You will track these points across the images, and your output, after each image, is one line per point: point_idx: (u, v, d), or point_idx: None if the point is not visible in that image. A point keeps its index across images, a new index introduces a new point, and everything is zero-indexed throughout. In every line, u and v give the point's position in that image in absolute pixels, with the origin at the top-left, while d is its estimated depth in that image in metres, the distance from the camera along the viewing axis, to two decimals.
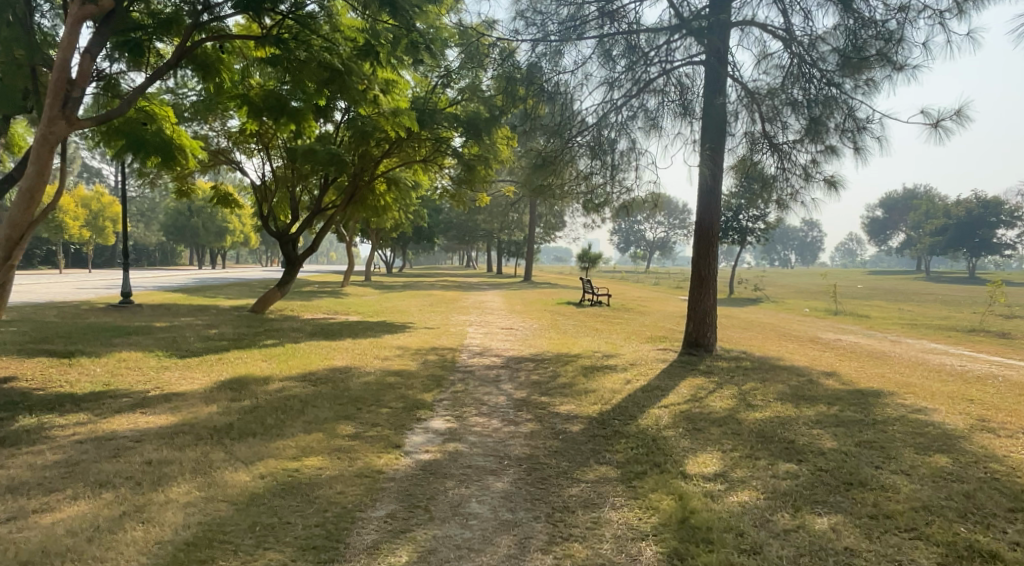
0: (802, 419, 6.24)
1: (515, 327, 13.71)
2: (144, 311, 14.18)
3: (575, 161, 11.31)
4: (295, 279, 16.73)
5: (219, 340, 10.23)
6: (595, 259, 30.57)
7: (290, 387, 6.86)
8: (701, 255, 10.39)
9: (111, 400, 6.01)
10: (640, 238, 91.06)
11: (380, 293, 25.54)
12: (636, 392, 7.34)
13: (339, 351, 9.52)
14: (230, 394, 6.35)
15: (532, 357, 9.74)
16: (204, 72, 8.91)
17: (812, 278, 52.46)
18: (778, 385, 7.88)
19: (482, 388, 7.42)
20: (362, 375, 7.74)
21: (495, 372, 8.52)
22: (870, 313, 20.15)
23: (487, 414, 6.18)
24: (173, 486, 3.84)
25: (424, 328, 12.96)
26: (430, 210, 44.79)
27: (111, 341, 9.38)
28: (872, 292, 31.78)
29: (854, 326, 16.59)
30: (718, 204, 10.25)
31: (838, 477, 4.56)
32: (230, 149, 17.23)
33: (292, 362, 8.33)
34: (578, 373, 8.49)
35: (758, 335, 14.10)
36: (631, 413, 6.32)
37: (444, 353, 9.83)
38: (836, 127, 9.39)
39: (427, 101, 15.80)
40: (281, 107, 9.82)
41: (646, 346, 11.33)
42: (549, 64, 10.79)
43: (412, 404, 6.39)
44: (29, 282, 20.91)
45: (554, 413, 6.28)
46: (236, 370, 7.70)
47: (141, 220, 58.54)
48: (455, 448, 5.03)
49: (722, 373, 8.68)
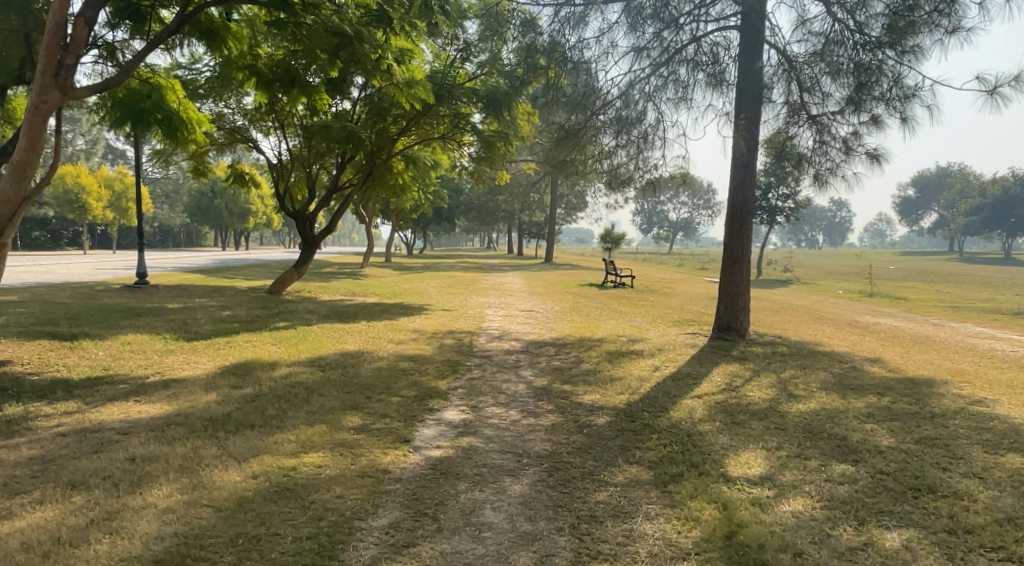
0: (852, 412, 5.67)
1: (536, 310, 13.24)
2: (159, 292, 13.96)
3: (600, 136, 10.72)
4: (313, 260, 16.40)
5: (229, 322, 9.93)
6: (618, 239, 29.87)
7: (297, 372, 6.47)
8: (734, 233, 9.80)
9: (106, 388, 5.68)
10: (664, 219, 89.72)
11: (399, 274, 25.21)
12: (665, 380, 6.82)
13: (351, 334, 9.14)
14: (232, 380, 5.99)
15: (554, 341, 9.25)
16: (209, 41, 8.42)
17: (842, 259, 51.05)
18: (819, 375, 7.31)
19: (500, 375, 6.96)
20: (374, 360, 7.34)
21: (515, 357, 8.07)
22: (908, 295, 19.27)
23: (505, 404, 5.73)
24: (153, 488, 3.45)
25: (441, 311, 12.55)
26: (451, 190, 44.29)
27: (118, 323, 9.11)
28: (907, 273, 30.61)
29: (892, 309, 15.78)
30: (752, 180, 9.63)
31: (903, 482, 4.03)
32: (246, 126, 16.85)
33: (302, 346, 7.96)
34: (603, 359, 8.00)
35: (792, 319, 13.42)
36: (661, 403, 5.83)
37: (461, 337, 9.40)
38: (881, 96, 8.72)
39: (446, 75, 15.20)
40: (291, 78, 9.27)
41: (674, 330, 10.78)
42: (572, 31, 10.20)
43: (426, 393, 5.96)
44: (50, 263, 20.98)
45: (578, 404, 5.80)
46: (243, 354, 7.36)
47: (165, 201, 59.02)
48: (470, 443, 4.58)
49: (757, 360, 8.11)
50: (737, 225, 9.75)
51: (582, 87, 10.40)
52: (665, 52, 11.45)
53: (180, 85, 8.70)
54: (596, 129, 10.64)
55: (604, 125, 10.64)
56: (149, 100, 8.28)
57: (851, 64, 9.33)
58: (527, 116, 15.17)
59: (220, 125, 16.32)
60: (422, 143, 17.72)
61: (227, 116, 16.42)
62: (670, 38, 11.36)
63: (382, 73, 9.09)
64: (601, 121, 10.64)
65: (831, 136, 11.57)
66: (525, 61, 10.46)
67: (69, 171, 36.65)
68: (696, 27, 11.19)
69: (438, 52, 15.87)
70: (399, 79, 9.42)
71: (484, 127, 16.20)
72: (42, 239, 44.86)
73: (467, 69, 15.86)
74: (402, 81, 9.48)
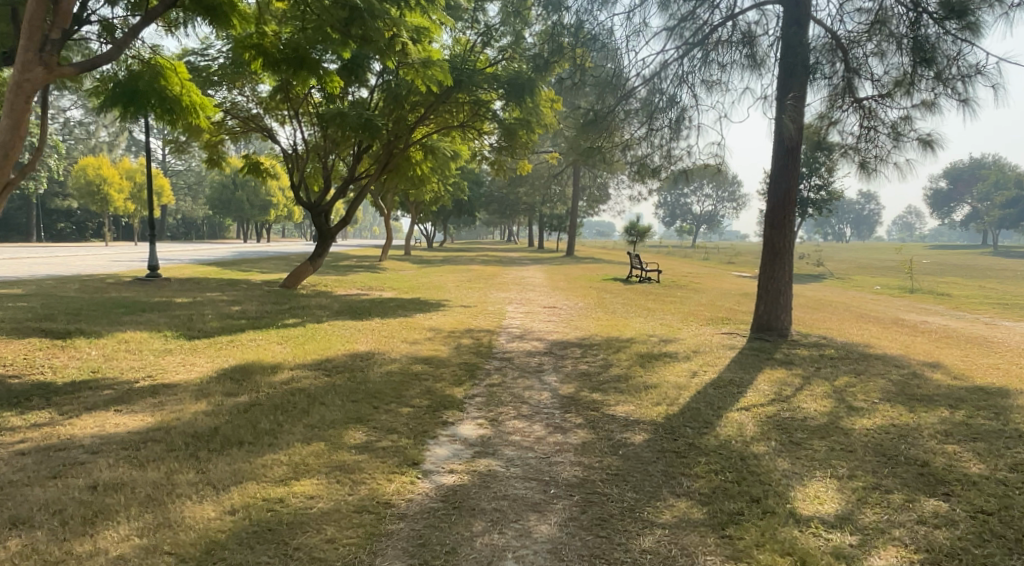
0: (926, 430, 4.94)
1: (559, 306, 12.58)
2: (170, 285, 13.56)
3: (629, 121, 10.04)
4: (329, 253, 15.91)
5: (236, 319, 9.42)
6: (643, 232, 29.02)
7: (300, 377, 5.90)
8: (774, 225, 9.09)
9: (89, 394, 5.19)
10: (688, 212, 88.23)
11: (418, 268, 24.69)
12: (707, 389, 6.13)
13: (363, 333, 8.56)
14: (226, 386, 5.44)
15: (580, 342, 8.59)
16: (212, 19, 7.84)
17: (875, 253, 49.42)
18: (877, 383, 6.56)
19: (523, 381, 6.32)
20: (385, 363, 6.76)
21: (538, 359, 7.44)
22: (951, 291, 18.22)
23: (528, 417, 5.10)
24: (109, 528, 3.00)
25: (460, 307, 11.96)
26: (471, 182, 43.58)
27: (120, 320, 8.65)
28: (945, 268, 29.29)
29: (937, 307, 14.82)
30: (796, 168, 8.90)
31: (1012, 524, 3.34)
32: (262, 114, 16.39)
33: (309, 347, 7.40)
34: (634, 363, 7.31)
35: (833, 317, 12.58)
36: (705, 417, 5.15)
37: (480, 336, 8.78)
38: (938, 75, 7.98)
39: (466, 59, 14.55)
40: (301, 61, 8.78)
41: (709, 329, 10.05)
42: (599, 10, 9.47)
43: (441, 403, 5.34)
44: (65, 254, 20.81)
45: (610, 417, 5.14)
46: (244, 355, 6.81)
47: (187, 193, 59.22)
48: (488, 467, 3.95)
49: (804, 364, 7.37)
50: (778, 216, 9.04)
51: (611, 70, 9.71)
52: (697, 34, 10.73)
53: (185, 69, 8.10)
54: (625, 114, 9.98)
55: (634, 110, 9.99)
56: (144, 81, 7.70)
57: (904, 42, 8.56)
58: (551, 102, 14.46)
59: (235, 114, 15.85)
60: (441, 132, 17.12)
61: (241, 104, 15.95)
62: (703, 18, 10.63)
63: (398, 53, 8.47)
64: (631, 105, 9.98)
65: (877, 122, 10.76)
66: (549, 44, 9.79)
67: (92, 162, 36.79)
68: (731, 5, 10.44)
69: (457, 36, 15.23)
70: (415, 60, 8.78)
71: (506, 115, 15.52)
72: (68, 231, 45.42)
73: (487, 54, 15.21)
74: (419, 61, 8.83)
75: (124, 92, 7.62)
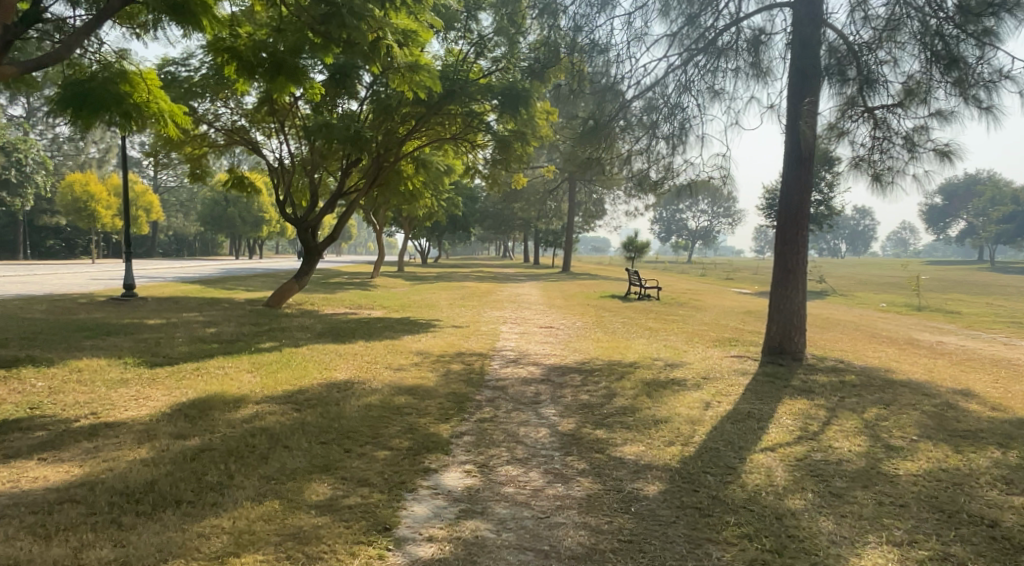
0: (983, 477, 4.31)
1: (556, 326, 11.93)
2: (147, 305, 12.85)
3: (629, 132, 9.49)
4: (315, 270, 15.26)
5: (208, 343, 8.71)
6: (641, 248, 28.46)
7: (265, 413, 5.21)
8: (787, 240, 8.50)
9: (16, 436, 4.50)
10: (683, 227, 87.99)
11: (411, 284, 24.07)
12: (725, 425, 5.45)
13: (343, 358, 7.87)
14: (177, 426, 4.75)
15: (579, 367, 7.91)
16: (178, 17, 7.21)
17: (872, 268, 48.99)
18: (910, 416, 5.92)
19: (518, 416, 5.62)
20: (364, 394, 6.08)
21: (535, 388, 6.77)
22: (960, 309, 17.65)
23: (525, 460, 4.43)
24: None
25: (451, 328, 11.29)
26: (466, 197, 43.04)
27: (78, 345, 7.94)
28: (948, 285, 28.79)
29: (949, 325, 14.22)
30: (808, 180, 8.37)
31: None
32: (247, 127, 15.80)
33: (281, 375, 6.70)
34: (640, 392, 6.63)
35: (844, 337, 11.96)
36: (726, 461, 4.50)
37: (472, 361, 8.10)
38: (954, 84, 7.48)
39: (458, 69, 14.00)
40: (279, 64, 7.92)
41: (717, 351, 9.40)
42: (598, 13, 8.93)
43: (424, 445, 4.66)
44: (44, 272, 20.09)
45: (618, 461, 4.45)
46: (206, 386, 6.10)
47: (178, 210, 58.55)
48: (476, 532, 3.28)
49: (826, 394, 6.73)
50: (791, 230, 8.45)
51: (609, 76, 9.17)
52: (700, 40, 10.20)
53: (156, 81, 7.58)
54: (626, 123, 9.41)
55: (635, 119, 9.44)
56: (97, 82, 7.03)
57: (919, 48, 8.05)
58: (547, 113, 13.92)
59: (218, 126, 15.28)
60: (433, 145, 16.55)
61: (224, 115, 15.38)
62: (707, 24, 10.10)
63: (382, 56, 7.84)
64: (631, 114, 9.43)
65: (890, 133, 10.20)
66: (544, 52, 9.25)
67: (79, 178, 36.18)
68: (736, 10, 9.92)
69: (449, 46, 14.70)
70: (401, 63, 8.11)
71: (500, 127, 14.95)
72: (57, 248, 44.74)
73: (481, 64, 14.69)
74: (405, 65, 8.20)
75: (76, 93, 6.92)
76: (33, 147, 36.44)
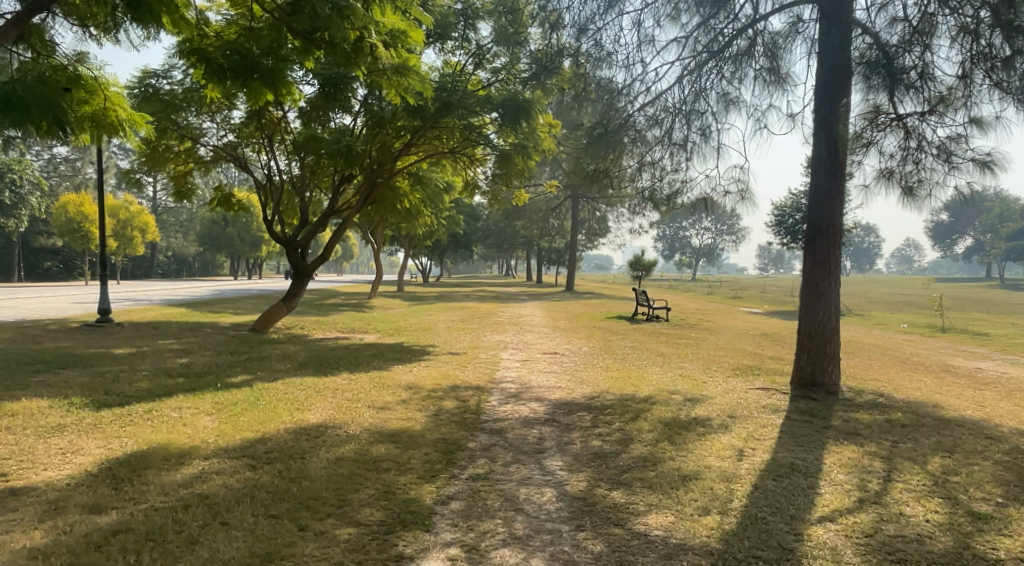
0: None
1: (561, 353, 11.01)
2: (122, 332, 12.00)
3: (637, 144, 8.67)
4: (304, 293, 14.41)
5: (173, 377, 7.80)
6: (649, 266, 27.54)
7: (211, 473, 4.32)
8: (816, 261, 7.67)
9: None
10: (687, 245, 87.30)
11: (410, 305, 23.14)
12: (767, 483, 4.52)
13: (321, 395, 6.94)
14: (96, 494, 3.88)
15: (588, 404, 6.99)
16: (137, 16, 6.39)
17: (882, 287, 47.96)
18: (986, 468, 4.98)
19: (517, 471, 4.70)
20: (337, 443, 5.16)
21: (538, 432, 5.84)
22: (988, 330, 16.70)
23: (527, 540, 3.54)
24: None
25: (446, 355, 10.37)
26: (467, 215, 42.30)
27: (23, 382, 7.03)
28: (969, 304, 27.76)
29: (981, 349, 13.27)
30: (838, 193, 7.56)
31: None
32: (236, 144, 15.09)
33: (244, 419, 5.78)
34: (660, 437, 5.69)
35: (873, 364, 11.01)
36: (780, 541, 3.60)
37: (467, 397, 7.19)
38: (1000, 87, 6.58)
39: (457, 79, 13.18)
40: (251, 68, 7.20)
41: (739, 383, 8.46)
42: (603, 15, 8.16)
43: (399, 518, 3.74)
44: (26, 296, 19.24)
45: (644, 542, 3.55)
46: (151, 435, 5.20)
47: (177, 231, 57.93)
48: None
49: (877, 438, 5.80)
50: (822, 249, 7.62)
51: (615, 83, 8.39)
52: (713, 44, 9.42)
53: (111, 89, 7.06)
54: (637, 133, 8.60)
55: (647, 128, 8.64)
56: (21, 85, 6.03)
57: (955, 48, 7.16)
58: (551, 125, 13.18)
59: (205, 142, 14.58)
60: (431, 161, 15.78)
61: (212, 132, 14.68)
62: (720, 27, 9.32)
63: (365, 58, 7.05)
64: (643, 123, 8.62)
65: (921, 142, 9.36)
66: (544, 61, 8.49)
67: (74, 200, 35.53)
68: (752, 12, 9.14)
69: (446, 57, 13.97)
70: (388, 66, 7.33)
71: (501, 140, 14.13)
72: (54, 270, 44.12)
73: (479, 76, 13.97)
74: (392, 68, 7.34)
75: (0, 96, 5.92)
76: (28, 168, 35.79)
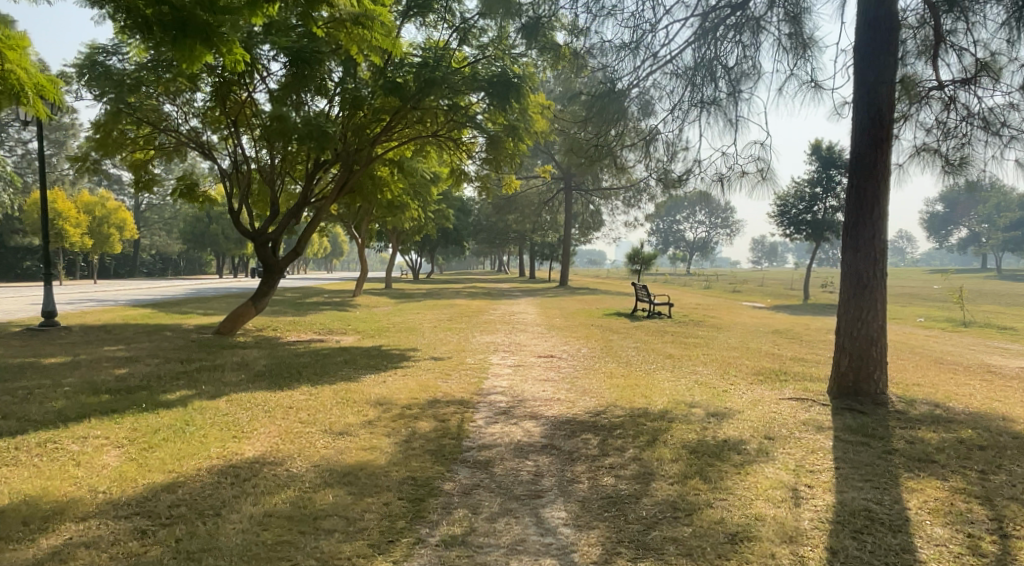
0: None
1: (559, 356, 9.82)
2: (66, 337, 10.71)
3: (645, 119, 7.43)
4: (274, 291, 13.14)
5: (98, 394, 6.51)
6: (648, 259, 26.39)
7: (79, 548, 3.11)
8: (858, 246, 6.47)
9: None
10: (681, 238, 86.43)
11: (395, 303, 21.95)
12: (846, 545, 3.35)
13: (268, 416, 5.69)
14: None
15: (593, 422, 5.79)
16: None
17: (880, 280, 47.04)
18: None
19: (507, 529, 3.50)
20: (269, 489, 3.93)
21: (533, 464, 4.63)
22: (1013, 324, 15.59)
23: None
24: None
25: (428, 360, 9.14)
26: (457, 209, 41.00)
27: None
28: (978, 295, 26.80)
29: (1016, 346, 12.11)
30: (883, 169, 6.37)
31: None
32: (201, 130, 13.75)
33: (160, 453, 4.53)
34: (690, 470, 4.48)
35: (906, 364, 9.85)
36: None
37: (447, 415, 5.96)
38: None
39: (439, 55, 11.77)
40: (183, 21, 5.81)
41: (766, 391, 7.30)
42: None
43: None
44: None
45: None
46: (27, 481, 3.98)
47: (161, 228, 56.27)
48: None
49: (958, 466, 4.63)
50: (864, 235, 6.44)
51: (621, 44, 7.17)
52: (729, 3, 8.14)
53: (17, 52, 5.93)
54: (647, 104, 7.33)
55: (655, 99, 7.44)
56: None
57: None
58: (542, 106, 11.93)
59: (167, 127, 13.26)
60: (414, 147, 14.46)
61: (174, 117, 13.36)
62: None
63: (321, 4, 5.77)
64: (652, 93, 7.40)
65: (964, 114, 8.16)
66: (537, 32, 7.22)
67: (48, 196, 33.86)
68: None
69: (429, 33, 12.71)
70: (345, 13, 6.05)
71: (489, 122, 12.84)
72: (32, 270, 42.55)
73: (465, 52, 12.63)
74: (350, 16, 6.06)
75: None
76: None
